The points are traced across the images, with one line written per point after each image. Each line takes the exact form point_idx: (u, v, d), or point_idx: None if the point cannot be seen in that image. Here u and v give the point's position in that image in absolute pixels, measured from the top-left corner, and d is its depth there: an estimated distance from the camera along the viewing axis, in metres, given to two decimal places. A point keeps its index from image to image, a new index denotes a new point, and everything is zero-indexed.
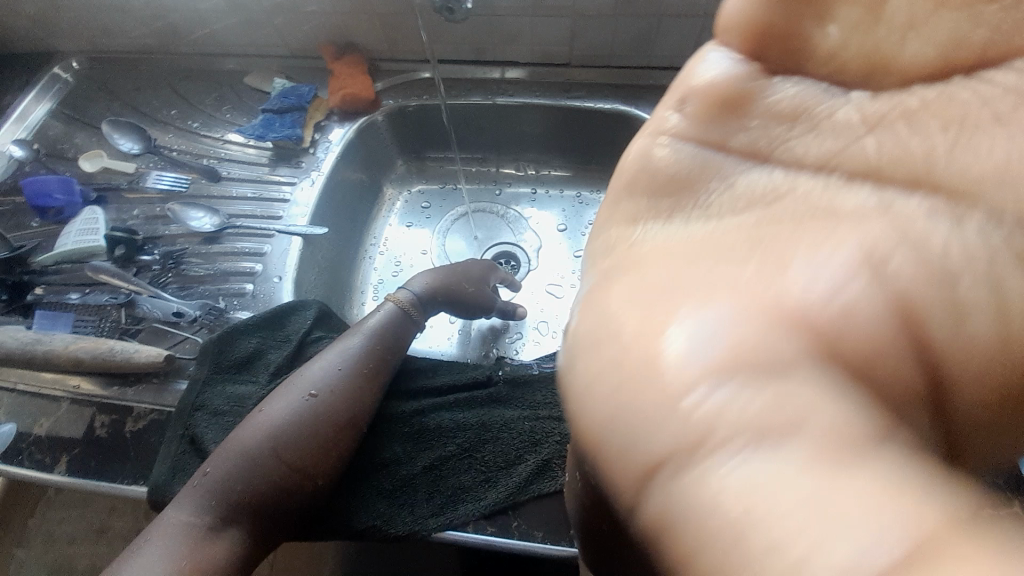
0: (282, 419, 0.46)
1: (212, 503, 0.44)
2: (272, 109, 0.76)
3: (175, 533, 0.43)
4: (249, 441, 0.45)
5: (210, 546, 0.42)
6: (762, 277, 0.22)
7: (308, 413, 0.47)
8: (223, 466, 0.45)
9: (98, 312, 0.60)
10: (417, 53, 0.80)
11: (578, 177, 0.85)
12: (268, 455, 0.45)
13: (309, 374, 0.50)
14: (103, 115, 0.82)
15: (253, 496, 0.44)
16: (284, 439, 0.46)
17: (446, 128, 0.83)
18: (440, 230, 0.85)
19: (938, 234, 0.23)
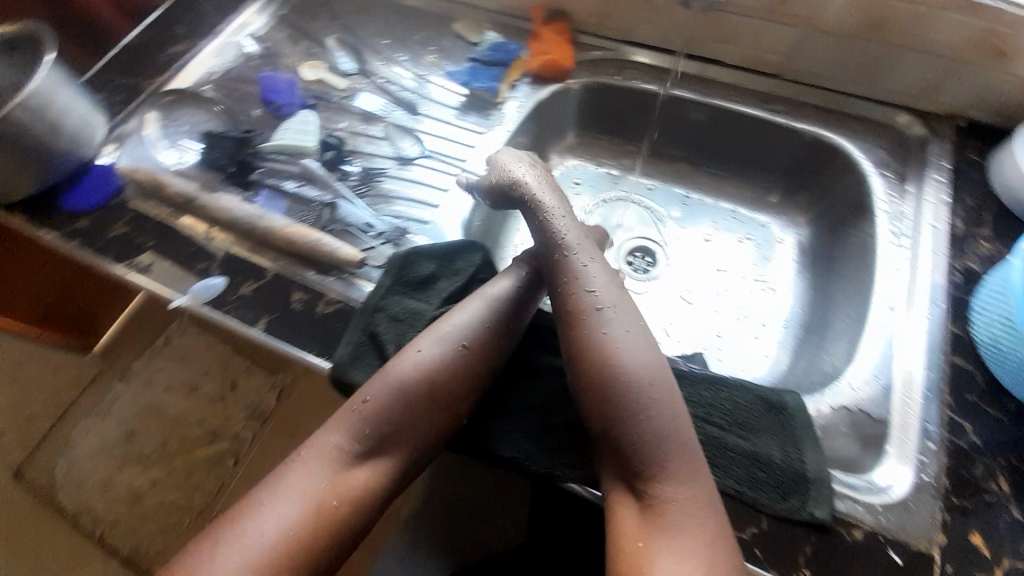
0: (431, 364, 0.52)
1: (363, 430, 0.50)
2: (480, 59, 0.82)
3: (328, 454, 0.50)
4: (403, 378, 0.51)
5: (356, 470, 0.49)
6: (582, 251, 0.57)
7: (458, 365, 0.52)
8: (381, 394, 0.51)
9: (307, 205, 0.69)
10: (624, 33, 0.81)
11: (742, 194, 0.83)
12: (416, 397, 0.51)
13: (454, 327, 0.54)
14: (323, 31, 0.90)
15: (397, 432, 0.50)
16: (429, 384, 0.51)
17: (650, 117, 0.82)
18: (589, 209, 0.87)
19: (581, 256, 0.57)
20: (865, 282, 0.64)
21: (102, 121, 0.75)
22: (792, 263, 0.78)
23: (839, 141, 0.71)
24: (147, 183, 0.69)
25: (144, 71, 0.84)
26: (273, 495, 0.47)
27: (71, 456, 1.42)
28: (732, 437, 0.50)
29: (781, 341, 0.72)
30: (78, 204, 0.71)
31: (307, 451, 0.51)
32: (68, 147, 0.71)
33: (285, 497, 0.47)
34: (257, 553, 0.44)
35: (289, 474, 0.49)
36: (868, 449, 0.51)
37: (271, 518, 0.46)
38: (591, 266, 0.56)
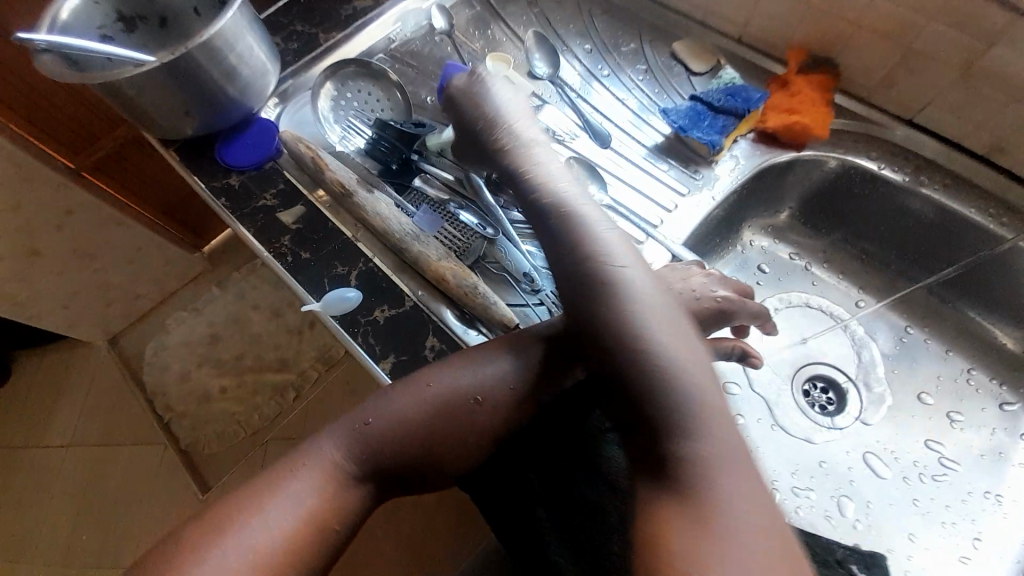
0: (439, 400, 0.46)
1: (357, 451, 0.45)
2: (708, 100, 0.65)
3: (312, 470, 0.44)
4: (406, 413, 0.45)
5: (338, 496, 0.44)
6: (638, 281, 0.43)
7: (471, 418, 0.46)
8: (384, 426, 0.45)
9: (465, 234, 0.59)
10: (904, 107, 0.61)
11: (986, 359, 0.64)
12: (418, 436, 0.45)
13: (462, 374, 0.47)
14: (520, 16, 0.77)
15: (393, 463, 0.45)
16: (430, 426, 0.45)
17: (913, 228, 0.64)
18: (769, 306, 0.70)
19: (644, 295, 0.42)
20: None
21: (276, 72, 0.69)
22: None
23: None
24: (305, 158, 0.62)
25: (324, 21, 0.76)
26: (243, 513, 0.41)
27: (159, 343, 1.49)
28: None
29: None
30: (231, 157, 0.65)
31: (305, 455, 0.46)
32: (239, 97, 0.65)
33: (257, 518, 0.41)
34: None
35: (262, 493, 0.43)
36: None
37: (243, 543, 0.40)
38: (653, 309, 0.41)
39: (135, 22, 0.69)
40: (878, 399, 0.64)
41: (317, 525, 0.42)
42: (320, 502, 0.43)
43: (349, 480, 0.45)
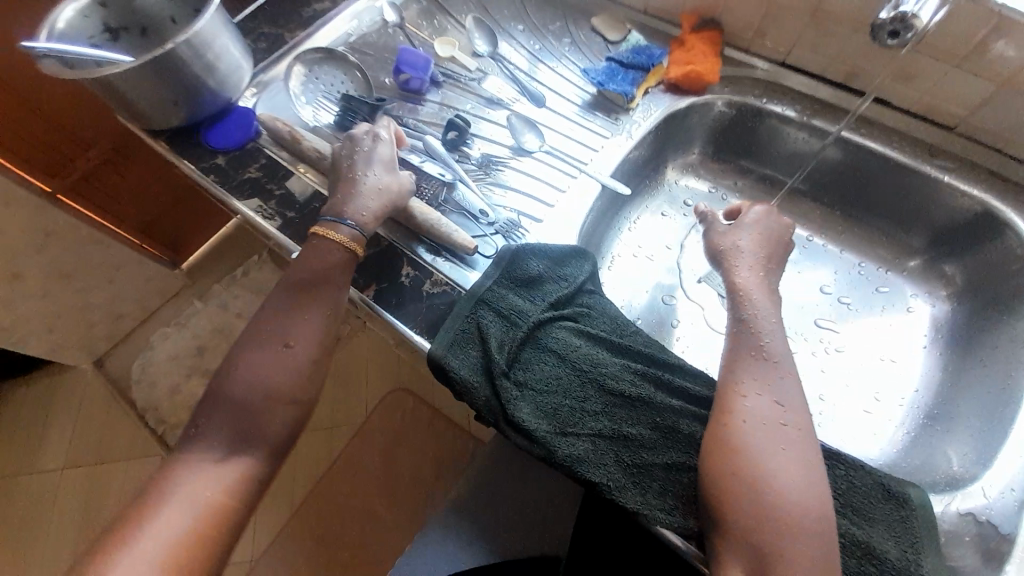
0: (256, 372, 0.54)
1: (222, 430, 0.52)
2: (620, 60, 0.78)
3: (193, 473, 0.50)
4: (247, 392, 0.54)
5: (220, 469, 0.50)
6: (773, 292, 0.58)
7: (286, 361, 0.55)
8: (243, 390, 0.53)
9: (428, 183, 0.70)
10: (778, 52, 0.75)
11: (868, 252, 0.77)
12: (259, 388, 0.54)
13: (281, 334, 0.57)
14: (461, 7, 0.88)
15: (249, 421, 0.53)
16: (265, 379, 0.54)
17: (797, 151, 0.77)
18: (693, 228, 0.83)
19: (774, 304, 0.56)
20: (999, 407, 0.59)
21: (250, 66, 0.78)
22: (921, 337, 0.72)
23: (1013, 217, 0.64)
24: (283, 132, 0.72)
25: (288, 23, 0.86)
26: (147, 515, 0.47)
27: (147, 358, 1.47)
28: (847, 523, 0.47)
29: (895, 419, 0.67)
30: (218, 141, 0.75)
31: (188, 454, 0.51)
32: (218, 89, 0.74)
33: (155, 518, 0.47)
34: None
35: (151, 507, 0.48)
36: (987, 563, 0.48)
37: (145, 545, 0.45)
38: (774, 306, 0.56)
39: (119, 32, 0.78)
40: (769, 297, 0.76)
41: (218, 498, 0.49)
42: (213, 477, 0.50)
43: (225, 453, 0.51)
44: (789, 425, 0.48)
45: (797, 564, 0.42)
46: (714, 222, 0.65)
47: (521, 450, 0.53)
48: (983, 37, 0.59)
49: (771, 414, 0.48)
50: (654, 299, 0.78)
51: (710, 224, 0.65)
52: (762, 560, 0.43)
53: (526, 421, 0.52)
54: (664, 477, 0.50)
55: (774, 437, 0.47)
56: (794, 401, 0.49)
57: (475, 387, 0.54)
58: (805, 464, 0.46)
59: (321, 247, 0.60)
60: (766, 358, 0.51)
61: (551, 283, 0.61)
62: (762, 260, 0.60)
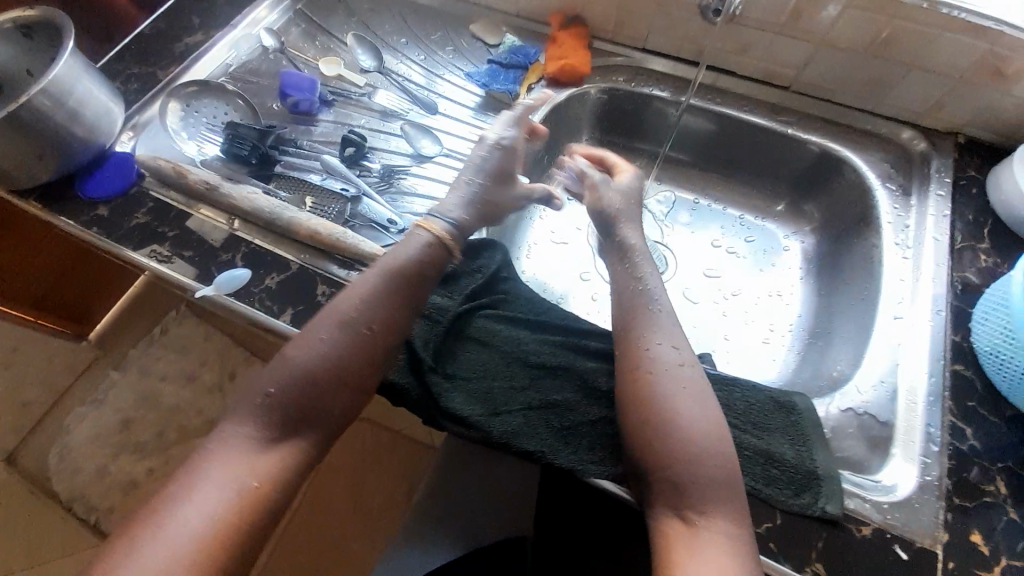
0: (326, 351, 0.52)
1: (269, 416, 0.50)
2: (500, 61, 0.83)
3: (236, 460, 0.48)
4: (306, 371, 0.51)
5: (261, 458, 0.49)
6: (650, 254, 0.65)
7: (361, 345, 0.53)
8: (299, 375, 0.51)
9: (332, 200, 0.71)
10: (638, 39, 0.83)
11: (752, 204, 0.86)
12: (325, 372, 0.52)
13: (353, 315, 0.54)
14: (341, 28, 0.89)
15: (307, 407, 0.51)
16: (335, 361, 0.52)
17: (671, 125, 0.85)
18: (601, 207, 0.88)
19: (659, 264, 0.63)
20: (866, 314, 0.67)
21: (121, 109, 0.75)
22: (800, 269, 0.81)
23: (847, 155, 0.75)
24: (168, 172, 0.70)
25: (159, 61, 0.83)
26: (174, 506, 0.44)
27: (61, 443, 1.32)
28: (745, 435, 0.53)
29: (787, 345, 0.75)
30: (96, 191, 0.71)
31: (219, 444, 0.49)
32: (88, 138, 0.70)
33: (178, 510, 0.44)
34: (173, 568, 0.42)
35: (165, 500, 0.45)
36: (874, 450, 0.56)
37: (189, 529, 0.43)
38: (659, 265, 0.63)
39: None
40: (669, 260, 0.82)
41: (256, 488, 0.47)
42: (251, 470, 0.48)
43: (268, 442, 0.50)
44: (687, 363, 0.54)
45: (708, 480, 0.48)
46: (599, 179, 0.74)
47: (458, 437, 0.55)
48: (796, 5, 0.69)
49: (671, 357, 0.54)
50: (573, 277, 0.82)
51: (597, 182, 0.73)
52: (675, 475, 0.48)
53: (458, 409, 0.54)
54: (592, 433, 0.53)
55: (672, 376, 0.52)
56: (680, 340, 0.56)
57: (405, 386, 0.55)
58: (705, 393, 0.52)
59: (420, 236, 0.60)
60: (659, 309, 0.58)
61: (464, 276, 0.63)
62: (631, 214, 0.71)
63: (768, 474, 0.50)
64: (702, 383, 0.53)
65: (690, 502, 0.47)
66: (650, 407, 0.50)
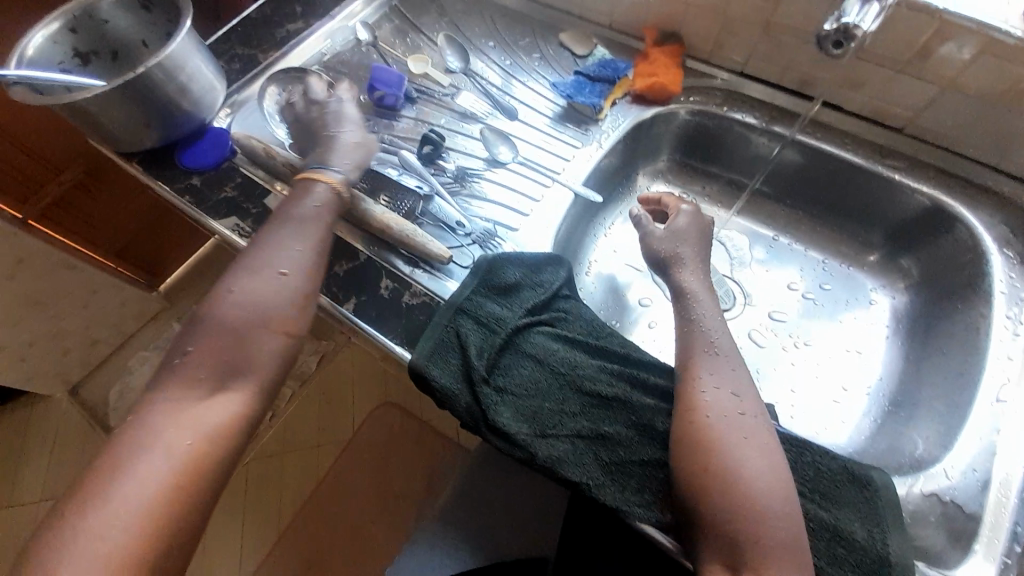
0: (251, 297, 0.55)
1: (204, 371, 0.52)
2: (587, 73, 0.81)
3: (169, 423, 0.48)
4: (223, 319, 0.54)
5: (200, 416, 0.49)
6: None
7: (281, 291, 0.56)
8: (212, 325, 0.54)
9: (405, 196, 0.72)
10: (735, 62, 0.79)
11: (835, 249, 0.80)
12: (246, 318, 0.54)
13: (265, 263, 0.57)
14: (433, 26, 0.90)
15: (235, 355, 0.53)
16: (258, 305, 0.55)
17: (758, 156, 0.81)
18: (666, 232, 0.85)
19: None
20: (961, 391, 0.61)
21: (223, 87, 0.79)
22: (883, 327, 0.75)
23: (962, 212, 0.68)
24: (257, 150, 0.73)
25: (261, 43, 0.87)
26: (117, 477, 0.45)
27: (122, 385, 1.41)
28: (812, 505, 0.48)
29: (860, 409, 0.70)
30: (190, 161, 0.75)
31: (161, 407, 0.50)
32: (192, 111, 0.74)
33: (119, 480, 0.44)
34: (113, 532, 0.42)
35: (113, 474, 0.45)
36: (955, 544, 0.49)
37: (128, 489, 0.44)
38: None
39: (89, 56, 0.78)
40: (738, 298, 0.78)
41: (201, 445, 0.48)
42: (191, 428, 0.48)
43: (200, 398, 0.50)
44: (747, 412, 0.51)
45: (772, 542, 0.45)
46: (648, 225, 0.68)
47: (501, 453, 0.54)
48: (925, 42, 0.63)
49: (729, 405, 0.51)
50: (631, 301, 0.80)
51: (645, 228, 0.68)
52: (735, 532, 0.45)
53: (506, 425, 0.53)
54: (641, 473, 0.51)
55: (733, 426, 0.49)
56: (748, 391, 0.52)
57: (456, 394, 0.55)
58: (766, 448, 0.49)
59: (313, 187, 0.64)
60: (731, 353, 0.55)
61: (526, 290, 0.62)
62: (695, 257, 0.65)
63: (835, 553, 0.46)
64: (767, 438, 0.49)
65: (746, 560, 0.44)
66: (705, 455, 0.48)
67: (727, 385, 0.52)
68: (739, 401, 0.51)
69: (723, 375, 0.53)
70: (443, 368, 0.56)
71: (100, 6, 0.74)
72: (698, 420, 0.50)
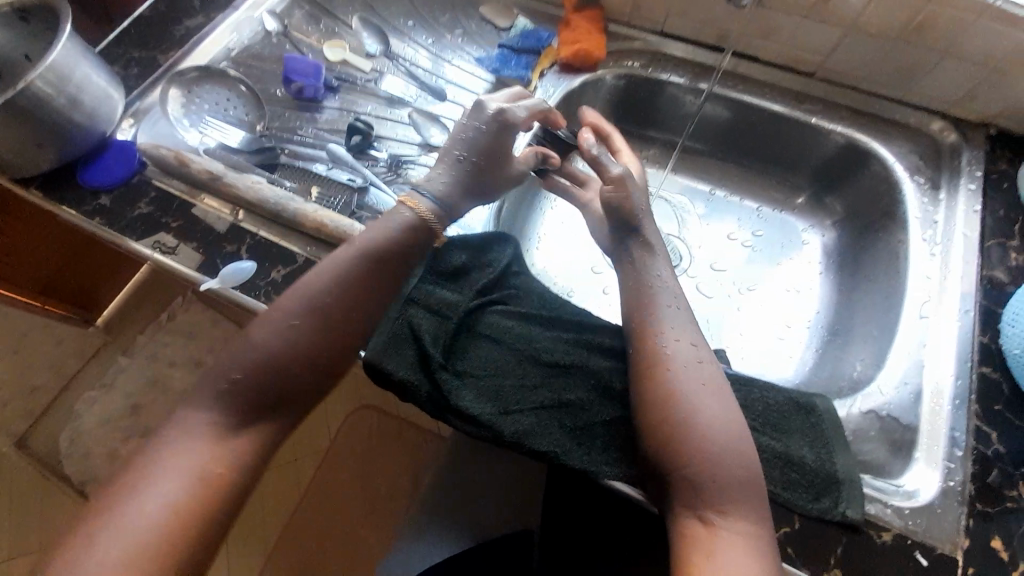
0: (285, 352, 0.53)
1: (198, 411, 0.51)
2: (511, 46, 0.81)
3: (137, 472, 0.48)
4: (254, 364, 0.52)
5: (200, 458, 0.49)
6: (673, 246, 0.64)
7: (327, 347, 0.54)
8: (246, 377, 0.52)
9: (339, 192, 0.69)
10: (655, 22, 0.79)
11: (768, 197, 0.84)
12: (263, 366, 0.52)
13: (322, 304, 0.54)
14: (346, 10, 0.86)
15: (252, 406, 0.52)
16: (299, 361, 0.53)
17: (686, 114, 0.82)
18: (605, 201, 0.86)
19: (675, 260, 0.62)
20: (892, 314, 0.65)
21: (121, 95, 0.73)
22: (817, 265, 0.79)
23: (876, 147, 0.72)
24: (171, 161, 0.68)
25: (160, 44, 0.80)
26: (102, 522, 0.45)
27: (68, 430, 1.30)
28: (766, 438, 0.51)
29: (803, 342, 0.74)
30: (97, 179, 0.69)
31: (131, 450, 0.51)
32: (88, 124, 0.68)
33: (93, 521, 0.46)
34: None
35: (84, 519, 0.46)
36: (896, 453, 0.55)
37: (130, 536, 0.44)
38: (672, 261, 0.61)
39: None
40: (682, 252, 0.80)
41: (191, 489, 0.48)
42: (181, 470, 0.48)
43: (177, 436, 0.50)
44: (705, 360, 0.53)
45: (730, 476, 0.47)
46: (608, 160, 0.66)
47: (468, 436, 0.54)
48: None
49: (691, 354, 0.52)
50: (584, 270, 0.81)
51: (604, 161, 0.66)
52: (697, 473, 0.47)
53: (469, 408, 0.53)
54: (605, 433, 0.52)
55: (687, 373, 0.51)
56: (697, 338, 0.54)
57: (414, 383, 0.54)
58: (722, 391, 0.50)
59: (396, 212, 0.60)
60: (677, 305, 0.56)
61: (474, 271, 0.62)
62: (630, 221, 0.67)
63: (791, 479, 0.49)
64: (721, 383, 0.51)
65: (715, 502, 0.46)
66: (675, 415, 0.48)
67: (676, 337, 0.53)
68: (693, 350, 0.53)
69: (674, 327, 0.54)
70: (397, 359, 0.55)
71: None
72: (654, 370, 0.51)
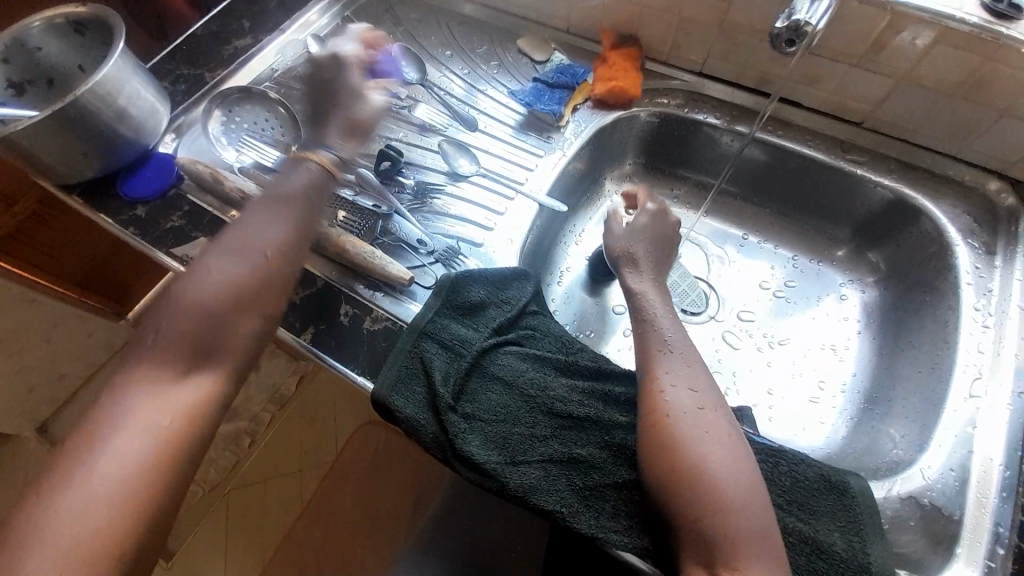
0: (224, 274, 0.52)
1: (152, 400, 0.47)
2: (546, 80, 0.80)
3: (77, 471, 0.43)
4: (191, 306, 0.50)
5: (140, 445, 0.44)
6: None
7: (266, 265, 0.54)
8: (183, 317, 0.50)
9: (363, 217, 0.69)
10: (694, 62, 0.78)
11: (804, 247, 0.80)
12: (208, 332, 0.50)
13: (252, 236, 0.55)
14: (387, 38, 0.87)
15: (213, 333, 0.50)
16: (243, 277, 0.53)
17: (722, 157, 0.80)
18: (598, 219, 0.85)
19: None
20: (938, 389, 0.60)
21: (167, 110, 0.75)
22: (855, 322, 0.75)
23: (926, 205, 0.68)
24: (204, 176, 0.70)
25: (208, 62, 0.83)
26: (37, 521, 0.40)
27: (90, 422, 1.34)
28: (791, 519, 0.47)
29: (837, 407, 0.69)
30: (136, 190, 0.71)
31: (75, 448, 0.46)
32: (133, 137, 0.71)
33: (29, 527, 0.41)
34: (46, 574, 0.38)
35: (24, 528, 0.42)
36: (936, 548, 0.49)
37: (75, 522, 0.40)
38: None
39: (24, 86, 0.74)
40: (709, 298, 0.77)
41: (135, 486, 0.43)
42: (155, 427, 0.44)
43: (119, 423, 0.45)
44: (707, 407, 0.49)
45: (739, 541, 0.43)
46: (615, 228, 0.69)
47: (472, 484, 0.51)
48: (879, 35, 0.63)
49: (689, 402, 0.49)
50: (604, 308, 0.78)
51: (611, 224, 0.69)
52: (705, 537, 0.44)
53: (474, 455, 0.50)
54: (615, 495, 0.49)
55: (692, 424, 0.48)
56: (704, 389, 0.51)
57: (421, 423, 0.52)
58: (724, 443, 0.47)
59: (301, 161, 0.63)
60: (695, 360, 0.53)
61: (489, 307, 0.60)
62: (655, 265, 0.65)
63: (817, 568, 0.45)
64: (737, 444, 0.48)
65: (722, 558, 0.43)
66: (684, 475, 0.45)
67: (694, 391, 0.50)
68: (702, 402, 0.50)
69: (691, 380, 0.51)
70: (405, 396, 0.53)
71: (32, 33, 0.70)
72: (662, 418, 0.48)
